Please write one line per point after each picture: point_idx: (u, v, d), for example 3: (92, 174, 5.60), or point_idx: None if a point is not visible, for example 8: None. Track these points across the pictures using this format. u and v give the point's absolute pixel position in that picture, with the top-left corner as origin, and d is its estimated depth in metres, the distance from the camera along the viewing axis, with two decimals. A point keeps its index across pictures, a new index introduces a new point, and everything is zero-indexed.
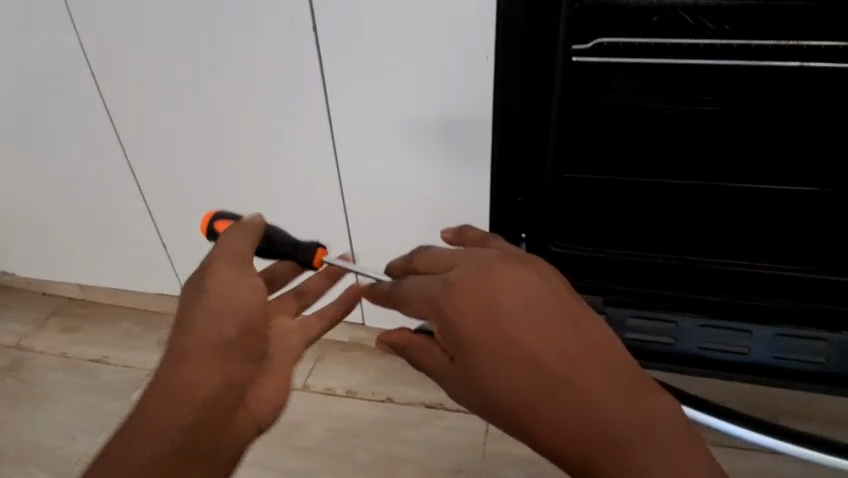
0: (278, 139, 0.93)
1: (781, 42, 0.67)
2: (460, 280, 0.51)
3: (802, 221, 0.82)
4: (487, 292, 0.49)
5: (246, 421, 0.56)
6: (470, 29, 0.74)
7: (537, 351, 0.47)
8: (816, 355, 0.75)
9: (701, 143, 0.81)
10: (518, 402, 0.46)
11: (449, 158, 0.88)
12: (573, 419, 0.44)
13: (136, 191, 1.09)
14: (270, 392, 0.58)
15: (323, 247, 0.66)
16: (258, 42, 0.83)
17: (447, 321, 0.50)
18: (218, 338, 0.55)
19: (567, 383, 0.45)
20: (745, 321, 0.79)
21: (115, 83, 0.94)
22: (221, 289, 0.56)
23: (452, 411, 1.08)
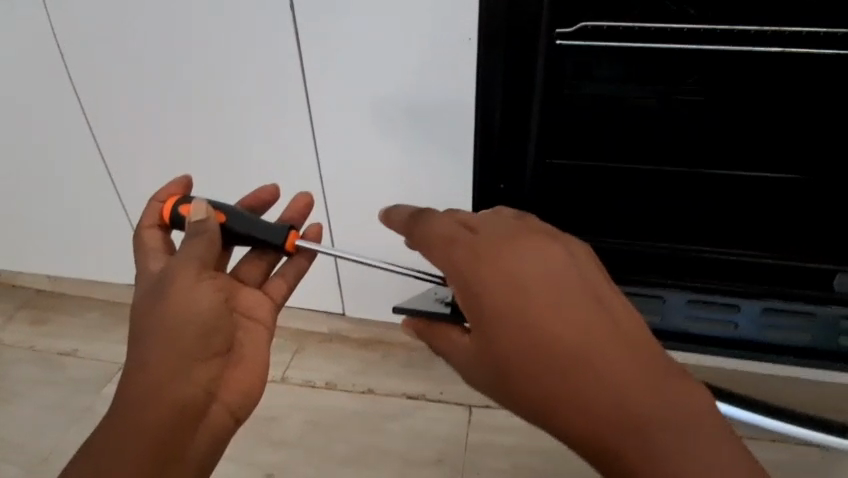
0: (256, 124, 0.90)
1: (763, 28, 0.67)
2: (483, 250, 0.51)
3: (785, 212, 0.82)
4: (511, 265, 0.49)
5: (221, 412, 0.59)
6: (454, 11, 0.71)
7: (558, 335, 0.46)
8: (798, 330, 0.77)
9: (680, 134, 0.81)
10: (537, 381, 0.46)
11: (430, 145, 0.86)
12: (596, 403, 0.44)
13: (107, 178, 1.05)
14: (239, 383, 0.61)
15: (295, 230, 0.67)
16: (236, 22, 0.80)
17: (469, 293, 0.50)
18: (185, 340, 0.56)
19: (583, 368, 0.45)
20: (733, 298, 0.80)
21: (85, 64, 0.90)
22: (184, 292, 0.56)
23: (433, 401, 1.07)
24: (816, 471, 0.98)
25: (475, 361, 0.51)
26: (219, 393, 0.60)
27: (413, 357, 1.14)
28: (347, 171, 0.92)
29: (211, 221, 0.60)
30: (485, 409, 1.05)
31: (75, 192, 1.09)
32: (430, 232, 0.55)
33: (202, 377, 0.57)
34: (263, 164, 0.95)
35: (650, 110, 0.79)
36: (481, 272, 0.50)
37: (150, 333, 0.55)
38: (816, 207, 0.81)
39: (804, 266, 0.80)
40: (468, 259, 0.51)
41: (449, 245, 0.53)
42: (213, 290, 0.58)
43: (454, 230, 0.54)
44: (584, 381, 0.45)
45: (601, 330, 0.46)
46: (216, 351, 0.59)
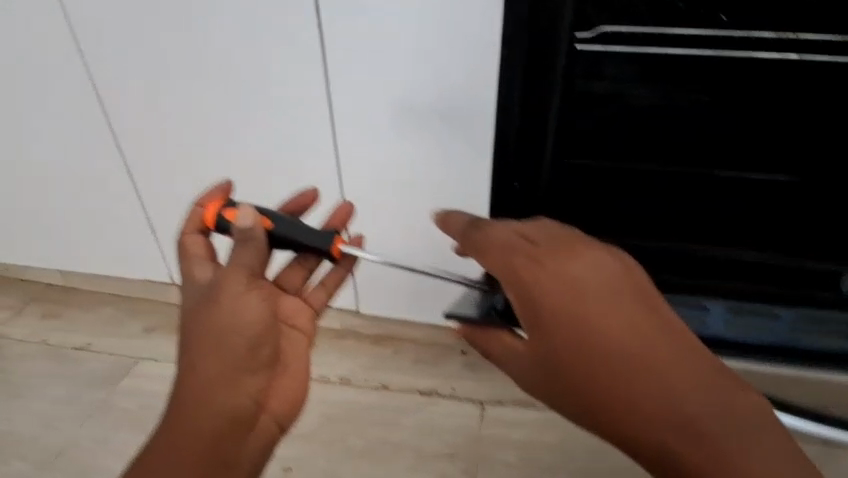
0: (274, 124, 0.92)
1: (780, 33, 0.69)
2: (543, 261, 0.54)
3: (789, 211, 0.84)
4: (570, 276, 0.52)
5: (269, 419, 0.61)
6: (476, 14, 0.73)
7: (615, 345, 0.50)
8: (841, 337, 0.76)
9: (687, 134, 0.81)
10: (597, 387, 0.50)
11: (447, 146, 0.87)
12: (655, 406, 0.48)
13: (123, 175, 1.06)
14: (285, 390, 0.63)
15: (338, 235, 0.68)
16: (258, 27, 0.82)
17: (527, 302, 0.53)
18: (235, 351, 0.58)
19: (636, 376, 0.49)
20: (769, 305, 0.81)
21: (105, 62, 0.92)
22: (234, 303, 0.58)
23: (446, 397, 1.09)
24: (821, 466, 1.00)
25: (530, 368, 0.55)
26: (267, 400, 0.62)
27: (425, 353, 1.16)
28: (364, 169, 0.93)
29: (256, 226, 0.58)
30: (497, 404, 1.07)
31: (91, 188, 1.10)
32: (486, 239, 0.58)
33: (252, 387, 0.59)
34: (280, 161, 0.96)
35: (658, 108, 0.79)
36: (536, 282, 0.53)
37: (201, 343, 0.57)
38: (820, 206, 0.83)
39: (807, 266, 0.83)
40: (524, 269, 0.54)
41: (505, 254, 0.56)
42: (262, 300, 0.60)
43: (511, 241, 0.56)
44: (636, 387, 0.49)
45: (653, 338, 0.50)
46: (264, 360, 0.61)
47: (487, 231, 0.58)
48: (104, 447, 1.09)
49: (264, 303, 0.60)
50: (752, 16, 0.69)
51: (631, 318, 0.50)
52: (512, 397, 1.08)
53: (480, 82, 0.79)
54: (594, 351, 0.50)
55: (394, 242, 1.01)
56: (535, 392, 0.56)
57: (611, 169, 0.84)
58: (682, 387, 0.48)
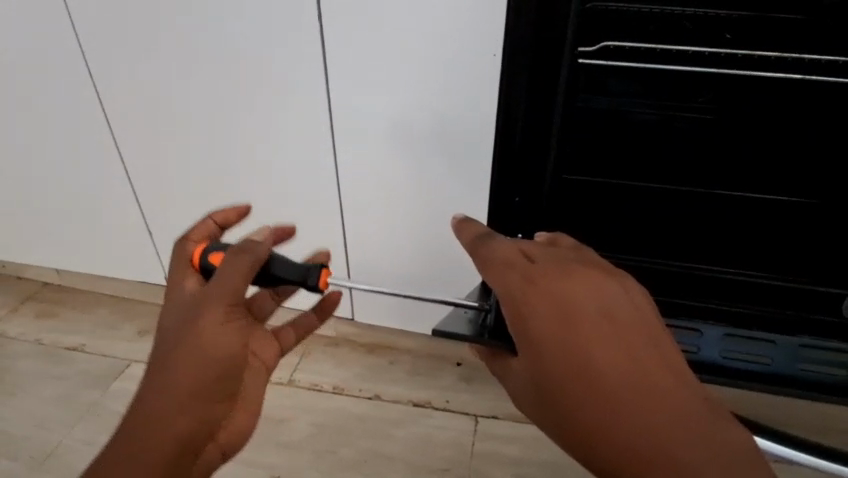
0: (275, 134, 0.92)
1: (784, 53, 0.68)
2: (539, 275, 0.54)
3: (788, 233, 0.83)
4: (566, 291, 0.52)
5: (214, 451, 0.61)
6: (477, 27, 0.73)
7: (604, 363, 0.49)
8: (836, 364, 0.74)
9: (691, 151, 0.80)
10: (580, 405, 0.49)
11: (446, 160, 0.87)
12: (635, 432, 0.46)
13: (122, 178, 1.06)
14: (238, 426, 0.62)
15: (327, 267, 0.64)
16: (261, 39, 0.82)
17: (519, 313, 0.53)
18: (199, 373, 0.56)
19: (621, 397, 0.48)
20: (767, 332, 0.78)
21: (106, 64, 0.92)
22: (210, 335, 0.56)
23: (440, 409, 1.08)
24: None
25: (522, 380, 0.55)
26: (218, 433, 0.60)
27: (419, 365, 1.15)
28: (362, 178, 0.93)
29: (258, 245, 0.59)
30: (490, 419, 1.06)
31: (88, 188, 1.10)
32: (495, 248, 0.58)
33: (206, 421, 0.58)
34: (279, 166, 0.95)
35: (662, 123, 0.78)
36: (535, 290, 0.53)
37: (167, 373, 0.55)
38: (820, 229, 0.82)
39: (812, 289, 0.80)
40: (525, 280, 0.54)
41: (511, 262, 0.56)
42: (238, 336, 0.58)
43: (516, 255, 0.57)
44: (631, 403, 0.47)
45: (651, 356, 0.49)
46: (226, 395, 0.59)
47: (493, 242, 0.59)
48: (90, 449, 1.07)
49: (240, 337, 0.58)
50: (758, 37, 0.69)
51: (629, 334, 0.50)
52: (506, 411, 1.07)
53: (481, 93, 0.79)
54: (588, 364, 0.49)
55: (391, 253, 1.01)
56: (525, 407, 0.56)
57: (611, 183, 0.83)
58: (675, 408, 0.47)
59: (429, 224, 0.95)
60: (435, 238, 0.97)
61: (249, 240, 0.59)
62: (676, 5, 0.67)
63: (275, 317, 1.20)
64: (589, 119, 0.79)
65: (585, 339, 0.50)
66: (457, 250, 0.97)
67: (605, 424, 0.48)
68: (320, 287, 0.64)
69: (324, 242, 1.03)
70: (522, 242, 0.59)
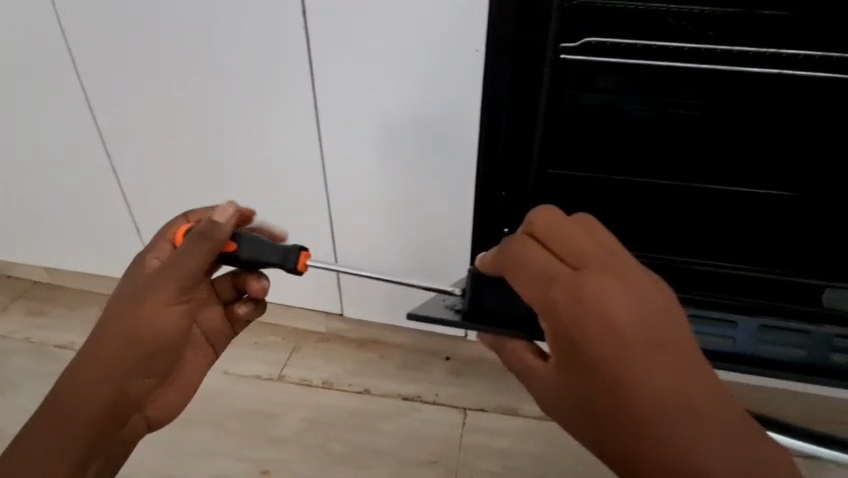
0: (263, 132, 0.92)
1: (762, 48, 0.69)
2: (587, 291, 0.46)
3: (780, 227, 0.84)
4: (609, 305, 0.45)
5: (140, 420, 0.69)
6: (461, 24, 0.74)
7: (653, 380, 0.44)
8: (793, 346, 0.73)
9: (681, 146, 0.82)
10: (627, 421, 0.44)
11: (432, 156, 0.88)
12: (682, 454, 0.43)
13: (112, 178, 1.06)
14: (167, 401, 0.69)
15: (307, 250, 0.62)
16: (247, 37, 0.82)
17: (562, 326, 0.47)
18: (134, 355, 0.63)
19: (668, 416, 0.43)
20: (728, 313, 0.77)
21: (92, 61, 0.91)
22: (148, 316, 0.62)
23: (429, 403, 1.09)
24: None
25: (548, 383, 0.50)
26: (147, 403, 0.68)
27: (409, 359, 1.16)
28: (349, 173, 0.93)
29: (227, 227, 0.58)
30: (479, 412, 1.07)
31: (77, 186, 1.10)
32: (510, 273, 0.51)
33: (137, 391, 0.66)
34: (268, 162, 0.96)
35: (653, 119, 0.80)
36: (582, 307, 0.46)
37: (114, 336, 0.62)
38: (810, 223, 0.83)
39: (797, 280, 0.80)
40: (572, 295, 0.46)
41: (530, 294, 0.49)
42: (183, 315, 0.65)
43: (552, 263, 0.49)
44: (683, 440, 0.43)
45: (695, 380, 0.44)
46: (155, 371, 0.66)
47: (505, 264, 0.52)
48: None
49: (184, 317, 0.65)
50: (739, 33, 0.70)
51: (667, 358, 0.44)
52: (495, 404, 1.08)
53: (466, 89, 0.79)
54: (625, 391, 0.44)
55: (381, 248, 1.02)
56: (551, 410, 0.51)
57: (604, 177, 0.84)
58: (729, 433, 0.43)
59: (416, 220, 0.96)
60: (423, 233, 0.97)
61: (215, 222, 0.58)
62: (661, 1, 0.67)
63: (264, 313, 1.21)
64: (575, 115, 0.81)
65: (622, 364, 0.44)
66: (445, 245, 0.98)
67: (659, 466, 0.44)
68: (301, 269, 0.61)
69: (313, 238, 1.04)
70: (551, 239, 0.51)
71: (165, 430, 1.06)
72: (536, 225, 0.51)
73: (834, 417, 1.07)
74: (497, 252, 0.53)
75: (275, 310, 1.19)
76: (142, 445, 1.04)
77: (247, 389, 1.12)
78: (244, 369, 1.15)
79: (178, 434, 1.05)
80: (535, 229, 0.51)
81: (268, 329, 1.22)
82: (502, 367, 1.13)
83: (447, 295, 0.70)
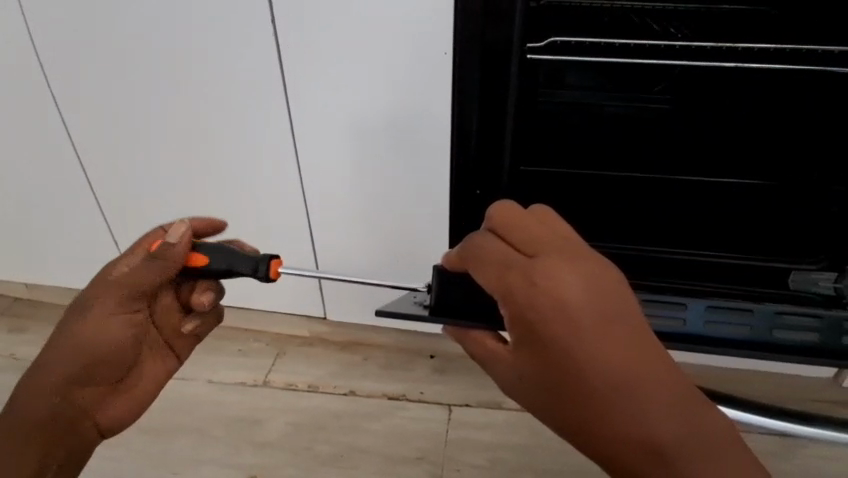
0: (238, 140, 0.93)
1: (723, 44, 0.71)
2: (544, 279, 0.48)
3: (752, 217, 0.85)
4: (564, 292, 0.47)
5: (92, 427, 0.67)
6: (428, 28, 0.75)
7: (605, 364, 0.45)
8: (740, 325, 0.69)
9: (658, 143, 0.84)
10: (582, 402, 0.46)
11: (407, 158, 0.89)
12: (634, 433, 0.44)
13: (88, 192, 1.06)
14: (119, 410, 0.68)
15: (279, 258, 0.62)
16: (218, 47, 0.83)
17: (519, 314, 0.48)
18: (83, 357, 0.63)
19: (620, 398, 0.45)
20: (677, 297, 0.73)
21: (62, 76, 0.91)
22: (90, 322, 0.63)
23: (414, 401, 1.10)
24: (780, 460, 1.04)
25: (508, 370, 0.52)
26: (101, 410, 0.67)
27: (394, 359, 1.17)
28: (325, 179, 0.94)
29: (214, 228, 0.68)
30: (464, 407, 1.08)
31: (53, 202, 1.09)
32: (475, 267, 0.53)
33: (86, 396, 0.66)
34: (246, 172, 0.96)
35: (628, 116, 0.83)
36: (539, 293, 0.47)
37: (58, 351, 0.63)
38: (784, 214, 0.84)
39: (764, 266, 0.82)
40: (530, 283, 0.48)
41: (494, 288, 0.51)
42: (127, 324, 0.65)
43: (512, 252, 0.51)
44: (648, 423, 0.44)
45: (656, 363, 0.46)
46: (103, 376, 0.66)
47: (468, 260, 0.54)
48: None
49: (134, 323, 0.66)
50: (699, 30, 0.73)
51: (627, 342, 0.46)
52: (479, 399, 1.09)
53: (435, 92, 0.81)
54: (579, 375, 0.46)
55: (361, 252, 1.03)
56: (514, 395, 0.52)
57: (578, 173, 0.87)
58: (680, 413, 0.44)
59: (394, 222, 0.98)
60: (401, 235, 0.99)
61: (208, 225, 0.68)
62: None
63: (248, 320, 1.21)
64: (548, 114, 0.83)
65: (575, 349, 0.46)
66: (422, 245, 0.99)
67: (623, 447, 0.45)
68: (273, 277, 0.61)
69: (294, 243, 1.05)
70: (511, 231, 0.53)
71: (151, 441, 1.06)
72: (495, 220, 0.54)
73: (807, 397, 1.11)
74: (461, 246, 0.55)
75: (257, 316, 1.20)
76: (128, 457, 1.04)
77: (232, 396, 1.12)
78: (229, 376, 1.15)
79: (163, 444, 1.05)
80: (498, 220, 0.53)
81: (251, 336, 1.22)
82: None
83: (417, 292, 0.71)
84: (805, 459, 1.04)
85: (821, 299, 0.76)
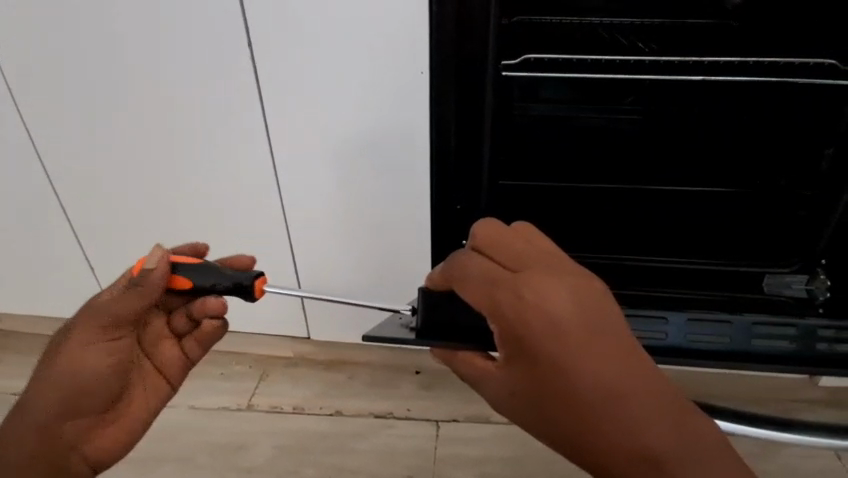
0: (216, 162, 0.92)
1: (689, 58, 0.73)
2: (531, 293, 0.48)
3: (724, 222, 0.87)
4: (550, 307, 0.47)
5: (83, 463, 0.65)
6: (405, 47, 0.76)
7: (595, 378, 0.46)
8: (719, 335, 0.71)
9: (629, 150, 0.86)
10: (576, 415, 0.47)
11: (387, 176, 0.89)
12: (631, 445, 0.45)
13: (63, 218, 1.04)
14: (109, 439, 0.65)
15: (263, 275, 0.60)
16: (193, 68, 0.83)
17: (509, 330, 0.49)
18: (73, 386, 0.62)
19: (614, 411, 0.45)
20: (659, 309, 0.74)
21: (36, 100, 0.91)
22: (81, 350, 0.62)
23: (401, 419, 1.09)
24: (764, 462, 1.05)
25: (500, 387, 0.52)
26: (93, 441, 0.65)
27: (380, 376, 1.17)
28: (305, 198, 0.94)
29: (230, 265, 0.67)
30: (451, 422, 1.08)
31: (25, 229, 1.07)
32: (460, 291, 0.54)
33: (78, 428, 0.64)
34: (226, 196, 0.96)
35: (600, 128, 0.85)
36: (528, 308, 0.48)
37: (55, 380, 0.61)
38: (754, 219, 0.86)
39: (741, 270, 0.84)
40: (518, 298, 0.48)
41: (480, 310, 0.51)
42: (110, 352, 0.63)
43: (497, 268, 0.52)
44: (644, 434, 0.44)
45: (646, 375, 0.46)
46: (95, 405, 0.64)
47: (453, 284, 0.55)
48: None
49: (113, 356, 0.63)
50: (666, 44, 0.75)
51: (613, 354, 0.46)
52: (466, 414, 1.09)
53: (411, 112, 0.82)
54: (572, 389, 0.46)
55: (343, 270, 1.03)
56: (506, 412, 0.53)
57: (555, 186, 0.88)
58: (674, 425, 0.45)
59: (376, 240, 0.98)
60: (384, 253, 0.99)
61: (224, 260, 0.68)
62: (595, 13, 0.74)
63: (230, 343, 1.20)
64: (525, 129, 0.84)
65: (567, 363, 0.46)
66: (405, 263, 1.00)
67: (621, 460, 0.45)
68: (258, 294, 0.60)
69: (274, 265, 1.04)
70: (494, 248, 0.53)
71: (133, 471, 1.03)
72: (478, 239, 0.54)
73: (786, 398, 1.13)
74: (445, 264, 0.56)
75: (240, 338, 1.18)
76: None
77: (216, 421, 1.10)
78: (212, 401, 1.13)
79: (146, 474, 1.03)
80: (479, 241, 0.54)
81: (234, 359, 1.21)
82: None
83: (403, 315, 0.71)
84: (787, 460, 1.06)
85: (791, 302, 0.79)
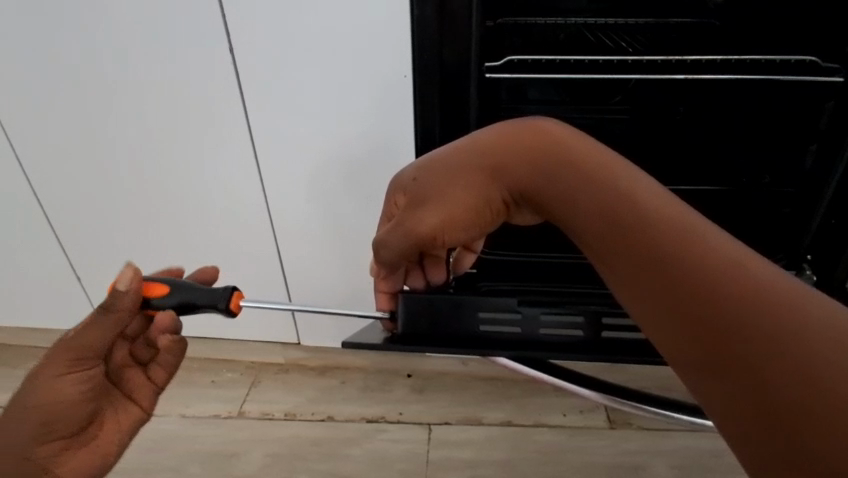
0: (200, 169, 0.92)
1: (669, 57, 0.73)
2: (434, 183, 0.56)
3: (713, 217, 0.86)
4: (457, 175, 0.55)
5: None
6: (388, 51, 0.76)
7: (590, 224, 0.45)
8: None
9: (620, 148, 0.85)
10: (619, 275, 0.42)
11: (372, 183, 0.90)
12: (683, 308, 0.36)
13: (48, 229, 1.03)
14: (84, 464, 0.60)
15: (239, 290, 0.58)
16: (175, 73, 0.82)
17: (451, 207, 0.56)
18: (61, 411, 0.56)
19: (642, 263, 0.40)
20: None
21: (19, 113, 0.90)
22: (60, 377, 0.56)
23: (393, 423, 1.09)
24: None
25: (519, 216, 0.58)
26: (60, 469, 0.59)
27: (371, 382, 1.17)
28: (294, 204, 0.94)
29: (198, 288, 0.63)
30: (443, 425, 1.08)
31: (9, 241, 1.06)
32: (415, 204, 0.57)
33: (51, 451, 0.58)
34: (214, 203, 0.95)
35: (596, 128, 0.84)
36: (441, 187, 0.56)
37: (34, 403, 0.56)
38: (740, 215, 0.85)
39: None
40: (424, 188, 0.56)
41: (446, 199, 0.55)
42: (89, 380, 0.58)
43: (401, 197, 0.59)
44: (690, 300, 0.36)
45: (673, 210, 0.41)
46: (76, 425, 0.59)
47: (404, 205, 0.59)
48: None
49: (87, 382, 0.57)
50: (651, 46, 0.76)
51: (571, 191, 0.48)
52: (458, 416, 1.10)
53: (396, 117, 0.82)
54: (594, 242, 0.45)
55: (333, 276, 1.02)
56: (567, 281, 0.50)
57: None
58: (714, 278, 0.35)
59: (364, 245, 0.97)
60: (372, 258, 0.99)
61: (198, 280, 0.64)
62: (578, 15, 0.74)
63: (222, 351, 1.20)
64: None
65: (567, 211, 0.48)
66: None
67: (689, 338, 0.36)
68: (234, 312, 0.57)
69: (264, 273, 1.03)
70: (396, 195, 0.60)
71: None
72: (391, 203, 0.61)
73: None
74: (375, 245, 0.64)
75: (232, 345, 1.18)
76: None
77: (207, 429, 1.09)
78: (203, 410, 1.13)
79: None
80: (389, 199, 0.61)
81: (225, 366, 1.21)
82: (462, 378, 1.17)
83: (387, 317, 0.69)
84: None
85: None
